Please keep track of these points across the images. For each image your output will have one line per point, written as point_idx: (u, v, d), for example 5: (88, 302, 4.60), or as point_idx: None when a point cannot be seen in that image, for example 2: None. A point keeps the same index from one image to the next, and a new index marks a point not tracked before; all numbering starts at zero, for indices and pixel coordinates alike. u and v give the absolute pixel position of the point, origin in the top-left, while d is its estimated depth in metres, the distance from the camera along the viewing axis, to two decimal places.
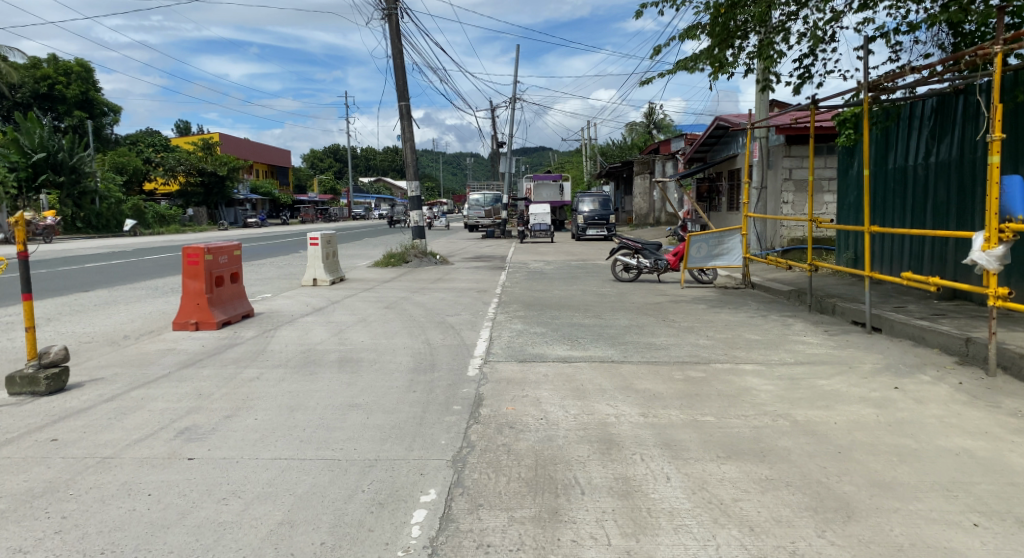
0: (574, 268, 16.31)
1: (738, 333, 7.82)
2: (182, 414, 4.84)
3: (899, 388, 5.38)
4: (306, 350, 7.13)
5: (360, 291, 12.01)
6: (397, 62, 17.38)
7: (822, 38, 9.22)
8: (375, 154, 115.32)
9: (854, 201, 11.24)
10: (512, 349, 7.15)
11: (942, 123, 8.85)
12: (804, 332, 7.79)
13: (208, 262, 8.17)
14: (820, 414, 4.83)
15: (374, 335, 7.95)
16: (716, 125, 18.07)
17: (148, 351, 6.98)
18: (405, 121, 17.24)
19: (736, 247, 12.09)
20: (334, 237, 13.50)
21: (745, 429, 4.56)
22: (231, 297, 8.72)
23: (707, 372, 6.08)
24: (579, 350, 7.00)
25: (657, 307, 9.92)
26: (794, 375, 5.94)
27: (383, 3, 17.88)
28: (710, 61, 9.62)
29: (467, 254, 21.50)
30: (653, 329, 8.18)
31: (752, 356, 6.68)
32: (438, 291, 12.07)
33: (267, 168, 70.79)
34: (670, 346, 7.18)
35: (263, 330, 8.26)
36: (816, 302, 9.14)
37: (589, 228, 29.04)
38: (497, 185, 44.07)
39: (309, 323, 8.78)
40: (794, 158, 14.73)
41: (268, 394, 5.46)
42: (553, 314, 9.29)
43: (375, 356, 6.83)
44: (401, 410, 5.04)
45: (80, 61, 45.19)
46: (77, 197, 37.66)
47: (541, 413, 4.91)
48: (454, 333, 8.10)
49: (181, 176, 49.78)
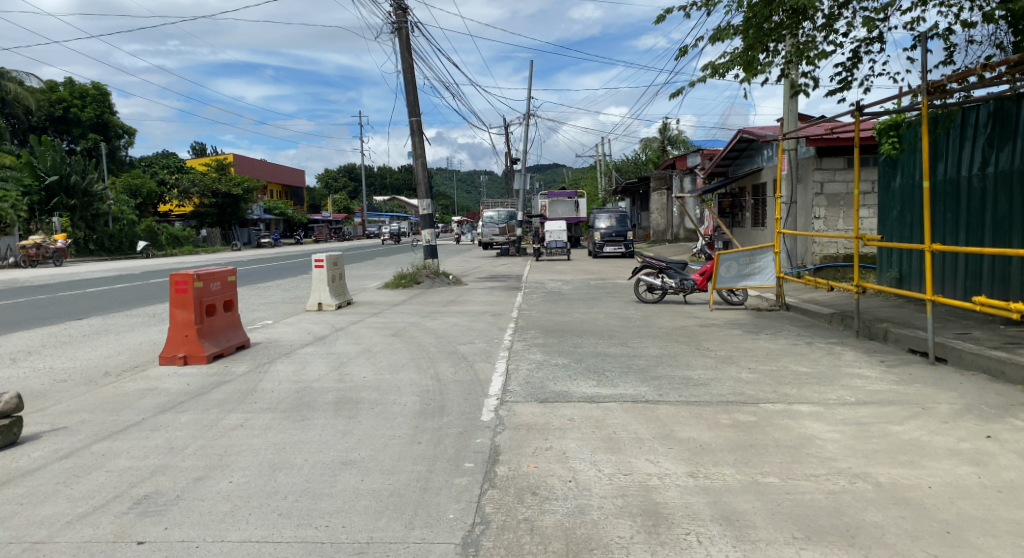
0: (593, 288, 15.51)
1: (785, 365, 6.94)
2: (145, 477, 4.10)
3: (994, 438, 4.44)
4: (300, 389, 6.38)
5: (367, 316, 11.29)
6: (407, 78, 16.82)
7: (868, 39, 8.45)
8: (389, 172, 115.66)
9: (898, 216, 10.37)
10: (531, 386, 6.33)
11: (1001, 130, 7.95)
12: (858, 364, 6.89)
13: (197, 289, 7.52)
14: (906, 473, 3.93)
15: (378, 369, 7.19)
16: (739, 137, 17.30)
17: (126, 390, 6.28)
18: (416, 138, 16.64)
19: (769, 266, 11.22)
20: (341, 258, 12.86)
21: (819, 496, 3.71)
22: (223, 327, 8.02)
23: (759, 416, 5.22)
24: (608, 388, 6.17)
25: (687, 333, 9.08)
26: (861, 419, 5.05)
27: (392, 17, 17.39)
28: (743, 65, 8.90)
29: (482, 273, 20.74)
30: (687, 360, 7.33)
31: (806, 394, 5.80)
32: (450, 316, 11.32)
33: (281, 189, 71.00)
34: (709, 382, 6.33)
35: (258, 364, 7.54)
36: (865, 328, 8.25)
37: (606, 245, 28.21)
38: (511, 201, 43.43)
39: (308, 355, 8.04)
40: (825, 170, 13.86)
41: (248, 447, 4.71)
42: (575, 343, 8.47)
43: (376, 396, 6.05)
44: (402, 469, 4.28)
45: (96, 84, 45.57)
46: (91, 220, 37.67)
47: (568, 475, 4.10)
48: (466, 366, 7.33)
49: (196, 197, 49.81)
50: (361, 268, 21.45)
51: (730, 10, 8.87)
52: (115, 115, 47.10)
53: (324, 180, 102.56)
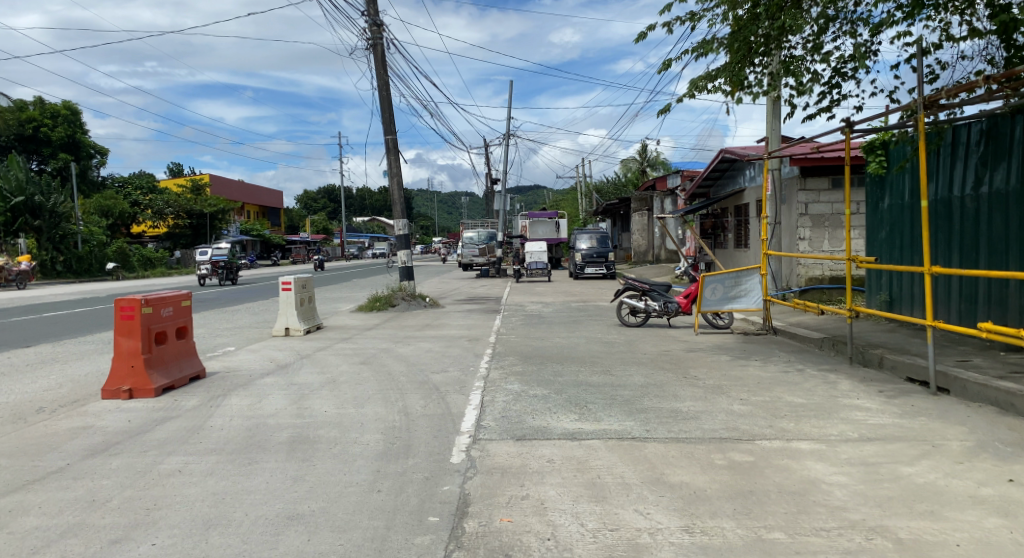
0: (574, 311, 15.05)
1: (779, 396, 6.50)
2: (51, 540, 3.50)
3: (1017, 482, 4.01)
4: (252, 427, 5.78)
5: (336, 342, 10.71)
6: (382, 95, 16.41)
7: (857, 55, 8.20)
8: (369, 194, 115.02)
9: (887, 237, 10.15)
10: (507, 421, 5.80)
11: (994, 149, 7.71)
12: (856, 394, 6.48)
13: (146, 316, 6.92)
14: (928, 526, 3.47)
15: (341, 402, 6.61)
16: (720, 157, 17.11)
17: (57, 429, 5.63)
18: (392, 157, 16.19)
19: (756, 288, 10.90)
20: (310, 281, 12.28)
21: (834, 555, 3.23)
22: (175, 357, 7.41)
23: (756, 456, 4.76)
24: (590, 423, 5.67)
25: (673, 359, 8.62)
26: (868, 458, 4.61)
27: (367, 33, 17.03)
28: (729, 79, 8.60)
29: (460, 295, 20.23)
30: (674, 390, 6.85)
31: (805, 430, 5.35)
32: (424, 341, 10.77)
33: (258, 210, 70.05)
34: (699, 416, 5.86)
35: (211, 396, 6.92)
36: (859, 354, 7.89)
37: (586, 266, 27.90)
38: (491, 222, 43.13)
39: (267, 386, 7.43)
40: (809, 191, 13.64)
41: (183, 499, 4.12)
42: (555, 370, 7.98)
43: (336, 435, 5.49)
44: (357, 525, 3.73)
45: (67, 103, 44.68)
46: (58, 241, 36.58)
47: (545, 532, 3.57)
48: (438, 398, 6.79)
49: (170, 218, 48.84)
50: (336, 290, 20.84)
51: (715, 23, 8.60)
52: (86, 134, 46.18)
53: (303, 201, 101.64)
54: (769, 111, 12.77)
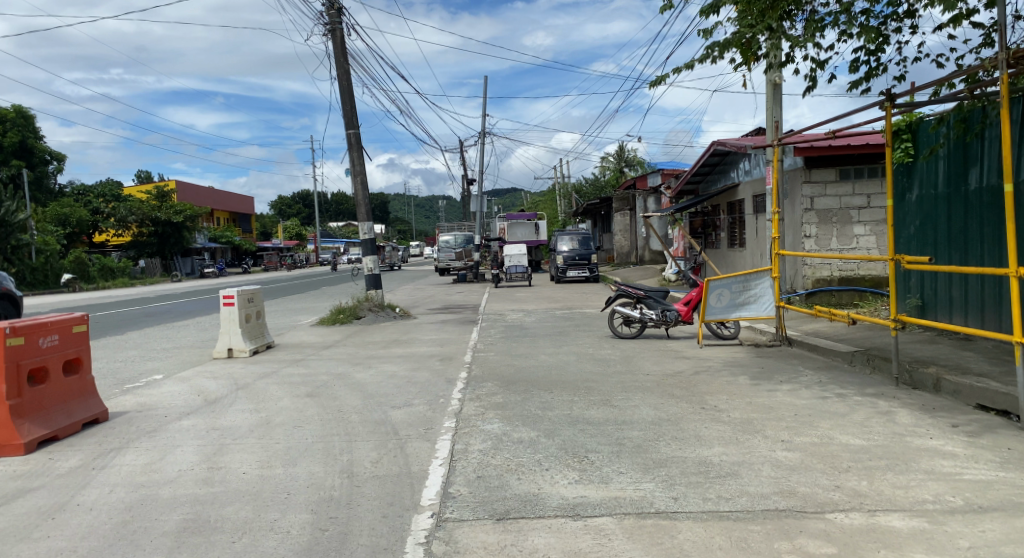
0: (559, 321, 13.61)
1: (830, 436, 5.12)
2: None
3: None
4: (136, 503, 4.22)
5: (284, 366, 9.12)
6: (342, 85, 14.83)
7: (898, 15, 6.93)
8: (344, 198, 112.68)
9: (917, 232, 8.96)
10: (484, 486, 4.32)
11: None
12: (925, 431, 5.13)
13: (14, 348, 5.32)
14: None
15: (270, 458, 5.06)
16: (712, 150, 15.82)
17: None
18: (354, 154, 14.62)
19: (766, 294, 9.51)
20: (257, 293, 10.67)
21: None
22: (62, 399, 5.82)
23: (838, 545, 3.33)
24: (596, 488, 4.23)
25: (683, 383, 7.22)
26: (1001, 547, 3.22)
27: (325, 18, 15.45)
28: (743, 49, 7.28)
29: (436, 304, 18.69)
30: (696, 429, 5.44)
31: (887, 494, 3.94)
32: (389, 362, 9.27)
33: (228, 217, 67.63)
34: (739, 472, 4.43)
35: (99, 453, 5.30)
36: (906, 374, 6.61)
37: (569, 269, 26.55)
38: (469, 225, 41.67)
39: (180, 433, 5.84)
40: (815, 184, 12.40)
41: None
42: (543, 402, 6.52)
43: (247, 517, 3.96)
44: None
45: (17, 107, 42.20)
46: (10, 252, 34.34)
47: None
48: (395, 447, 5.30)
49: (133, 226, 46.51)
50: (300, 302, 19.20)
51: None
52: (39, 139, 43.69)
53: (277, 207, 99.27)
54: (771, 96, 11.50)
